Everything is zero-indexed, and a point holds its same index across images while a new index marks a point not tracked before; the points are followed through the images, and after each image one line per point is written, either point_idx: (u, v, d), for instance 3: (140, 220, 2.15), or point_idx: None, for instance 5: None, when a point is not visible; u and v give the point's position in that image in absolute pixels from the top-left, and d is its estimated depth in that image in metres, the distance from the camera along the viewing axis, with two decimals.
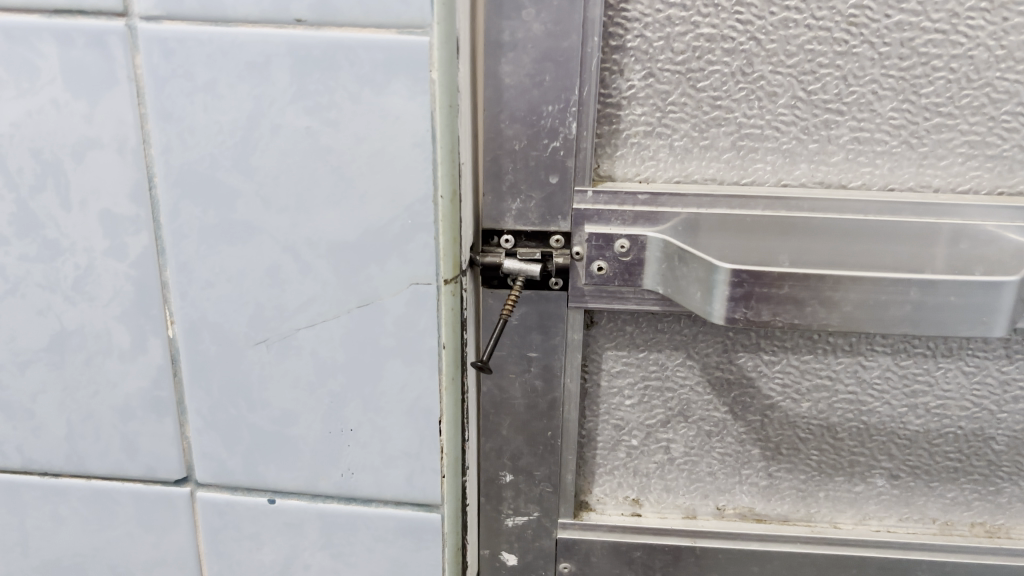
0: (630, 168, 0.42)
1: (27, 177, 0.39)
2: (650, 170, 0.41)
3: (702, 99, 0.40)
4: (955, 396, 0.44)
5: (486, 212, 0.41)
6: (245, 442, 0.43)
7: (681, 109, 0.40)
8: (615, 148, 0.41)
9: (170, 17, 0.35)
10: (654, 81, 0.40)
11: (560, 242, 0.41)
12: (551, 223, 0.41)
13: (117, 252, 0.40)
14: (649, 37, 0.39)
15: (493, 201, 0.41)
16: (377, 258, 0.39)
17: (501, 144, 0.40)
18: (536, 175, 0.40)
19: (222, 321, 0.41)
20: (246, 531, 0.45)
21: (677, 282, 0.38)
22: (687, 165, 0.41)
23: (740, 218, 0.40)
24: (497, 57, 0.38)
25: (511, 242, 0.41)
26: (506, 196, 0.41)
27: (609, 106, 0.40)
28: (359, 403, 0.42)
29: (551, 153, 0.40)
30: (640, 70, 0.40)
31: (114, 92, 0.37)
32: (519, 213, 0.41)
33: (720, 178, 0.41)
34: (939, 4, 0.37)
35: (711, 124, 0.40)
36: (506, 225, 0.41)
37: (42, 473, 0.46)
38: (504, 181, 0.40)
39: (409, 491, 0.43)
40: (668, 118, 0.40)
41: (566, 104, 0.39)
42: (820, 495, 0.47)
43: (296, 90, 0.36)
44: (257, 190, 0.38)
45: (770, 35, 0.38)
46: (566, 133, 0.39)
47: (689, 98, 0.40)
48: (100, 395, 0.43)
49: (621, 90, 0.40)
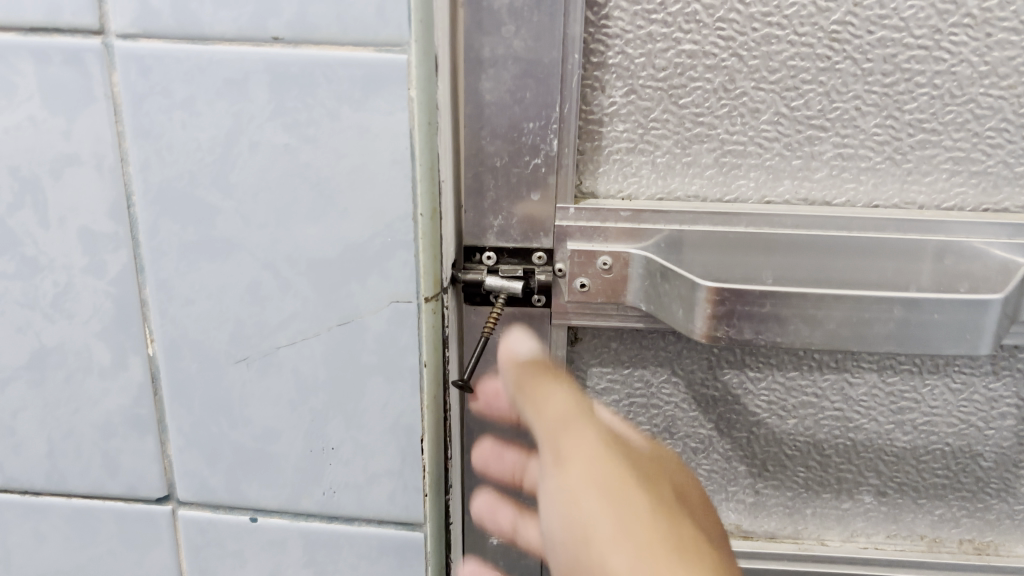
0: (613, 185, 0.41)
1: (5, 194, 0.39)
2: (633, 187, 0.41)
3: (685, 115, 0.39)
4: (942, 412, 0.43)
5: (468, 229, 0.41)
6: (227, 460, 0.43)
7: (663, 125, 0.40)
8: (598, 164, 0.41)
9: (146, 35, 0.35)
10: (636, 98, 0.39)
11: (542, 259, 0.41)
12: (534, 240, 0.41)
13: (96, 269, 0.40)
14: (631, 53, 0.39)
15: (475, 218, 0.40)
16: (358, 275, 0.38)
17: (482, 161, 0.39)
18: (518, 192, 0.40)
19: (203, 338, 0.41)
20: (229, 549, 0.45)
21: (661, 301, 0.38)
22: (669, 182, 0.41)
23: (722, 237, 0.39)
24: (478, 73, 0.38)
25: (493, 259, 0.41)
26: (487, 212, 0.40)
27: (591, 122, 0.40)
28: (341, 420, 0.41)
29: (533, 170, 0.39)
30: (621, 87, 0.39)
31: (92, 110, 0.37)
32: (502, 230, 0.41)
33: (703, 194, 0.41)
34: (921, 20, 0.37)
35: (694, 141, 0.40)
36: (488, 241, 0.41)
37: (23, 491, 0.45)
38: (486, 198, 0.40)
39: (392, 509, 0.43)
40: (650, 134, 0.40)
41: (547, 121, 0.38)
42: (807, 511, 0.46)
43: (275, 107, 0.36)
44: (236, 207, 0.38)
45: (752, 51, 0.38)
46: (547, 150, 0.39)
47: (671, 115, 0.39)
48: (80, 413, 0.43)
49: (603, 106, 0.40)
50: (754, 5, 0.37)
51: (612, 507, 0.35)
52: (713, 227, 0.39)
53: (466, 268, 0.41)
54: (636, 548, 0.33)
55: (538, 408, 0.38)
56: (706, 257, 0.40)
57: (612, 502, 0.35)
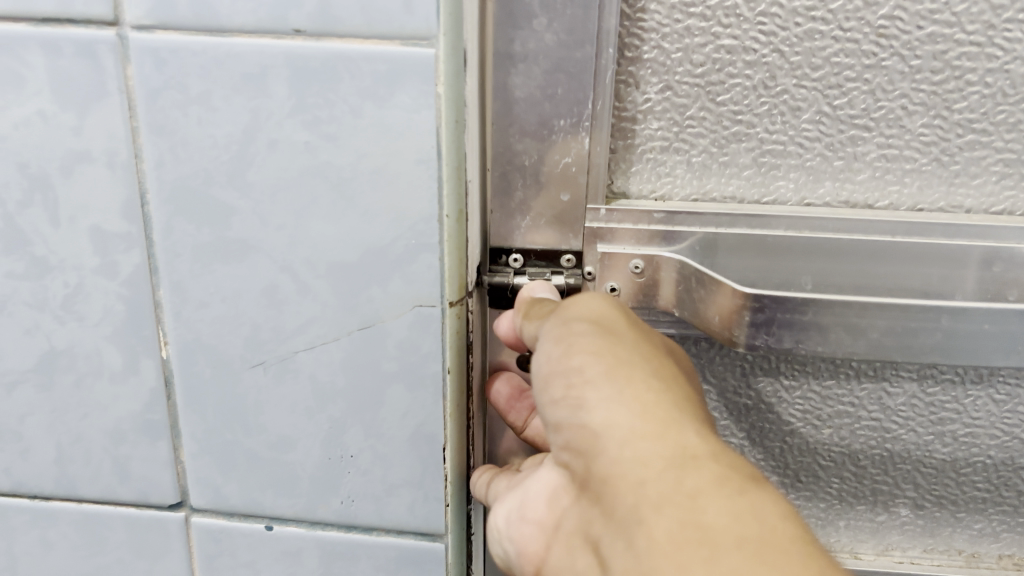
0: (646, 184, 0.40)
1: (13, 192, 0.37)
2: (667, 186, 0.40)
3: (723, 113, 0.38)
4: (985, 424, 0.41)
5: (492, 230, 0.39)
6: (241, 467, 0.42)
7: (699, 123, 0.38)
8: (630, 163, 0.39)
9: (162, 26, 0.34)
10: (672, 94, 0.38)
11: (571, 261, 0.39)
12: (562, 240, 0.39)
13: (108, 270, 0.38)
14: (667, 48, 0.37)
15: (500, 219, 0.39)
16: (379, 280, 0.37)
17: (511, 160, 0.38)
18: (548, 192, 0.38)
19: (218, 342, 0.39)
20: (243, 559, 0.44)
21: (696, 306, 0.36)
22: (705, 182, 0.39)
23: (763, 241, 0.38)
24: (507, 68, 0.36)
25: (519, 261, 0.40)
26: (515, 213, 0.39)
27: (624, 120, 0.38)
28: (360, 428, 0.40)
29: (563, 169, 0.38)
30: (656, 83, 0.37)
31: (105, 104, 0.35)
32: (529, 231, 0.39)
33: (741, 195, 0.39)
34: (974, 15, 0.35)
35: (731, 140, 0.38)
36: (515, 243, 0.39)
37: (32, 497, 0.44)
38: (514, 198, 0.38)
39: (412, 520, 0.42)
40: (685, 132, 0.38)
41: (579, 118, 0.37)
42: (841, 523, 0.45)
43: (295, 103, 0.34)
44: (255, 207, 0.36)
45: (794, 47, 0.36)
46: (578, 148, 0.37)
47: (709, 112, 0.38)
48: (90, 418, 0.42)
49: (636, 103, 0.38)
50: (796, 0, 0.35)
51: (605, 340, 0.32)
52: (751, 231, 0.38)
53: (491, 272, 0.40)
54: (621, 375, 0.30)
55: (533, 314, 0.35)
56: (740, 262, 0.38)
57: (607, 337, 0.32)
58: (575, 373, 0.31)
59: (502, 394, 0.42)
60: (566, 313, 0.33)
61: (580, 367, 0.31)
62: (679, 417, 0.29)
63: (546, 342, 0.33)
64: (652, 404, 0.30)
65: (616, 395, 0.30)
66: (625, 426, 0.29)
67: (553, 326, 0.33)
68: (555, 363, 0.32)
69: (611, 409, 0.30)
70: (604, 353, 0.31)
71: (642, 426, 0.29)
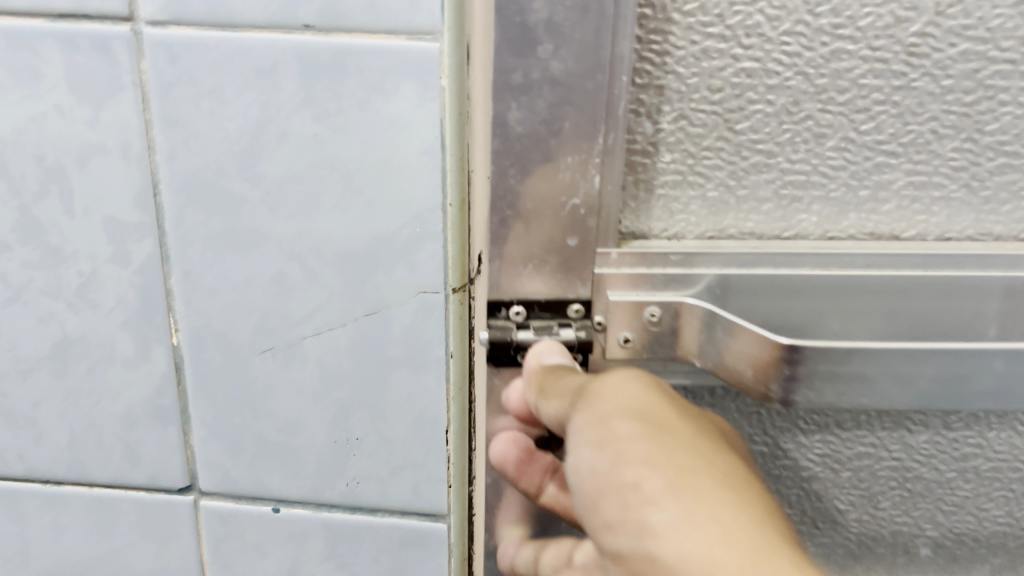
0: (658, 223, 0.39)
1: (30, 183, 0.37)
2: (680, 225, 0.38)
3: (742, 143, 0.37)
4: (1008, 458, 0.41)
5: (491, 281, 0.38)
6: (250, 451, 0.42)
7: (716, 155, 0.37)
8: (644, 199, 0.38)
9: (176, 21, 0.33)
10: (687, 124, 0.36)
11: (579, 311, 0.38)
12: (569, 287, 0.38)
13: (121, 259, 0.38)
14: (682, 73, 0.36)
15: (499, 269, 0.37)
16: (385, 268, 0.37)
17: (512, 204, 0.36)
18: (554, 237, 0.37)
19: (228, 329, 0.39)
20: (250, 541, 0.44)
21: (722, 355, 0.36)
22: (722, 219, 0.38)
23: (784, 280, 0.36)
24: (507, 100, 0.34)
25: (522, 313, 0.38)
26: (517, 262, 0.37)
27: (636, 153, 0.37)
28: (366, 413, 0.40)
29: (570, 211, 0.36)
30: (671, 111, 0.36)
31: (120, 97, 0.35)
32: (534, 279, 0.38)
33: (759, 231, 0.38)
34: (1008, 31, 0.35)
35: (750, 171, 0.37)
36: (516, 294, 0.38)
37: (44, 482, 0.43)
38: (513, 244, 0.37)
39: (415, 501, 0.42)
40: (700, 165, 0.37)
41: (588, 154, 0.35)
42: (859, 567, 0.44)
43: (304, 97, 0.34)
44: (264, 197, 0.36)
45: (819, 68, 0.35)
46: (586, 188, 0.36)
47: (726, 142, 0.37)
48: (102, 403, 0.41)
49: (648, 133, 0.37)
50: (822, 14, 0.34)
51: (654, 446, 0.32)
52: (770, 271, 0.37)
53: (492, 325, 0.38)
54: (688, 493, 0.30)
55: (549, 393, 0.35)
56: (758, 304, 0.37)
57: (657, 442, 0.32)
58: (634, 494, 0.31)
59: (510, 456, 0.41)
60: (597, 407, 0.33)
61: (637, 485, 0.31)
62: (766, 543, 0.28)
63: (585, 448, 0.33)
64: (725, 522, 0.29)
65: (688, 518, 0.30)
66: (705, 557, 0.29)
67: (588, 426, 0.33)
68: (607, 478, 0.32)
69: (683, 535, 0.29)
70: (661, 465, 0.31)
71: (725, 557, 0.28)
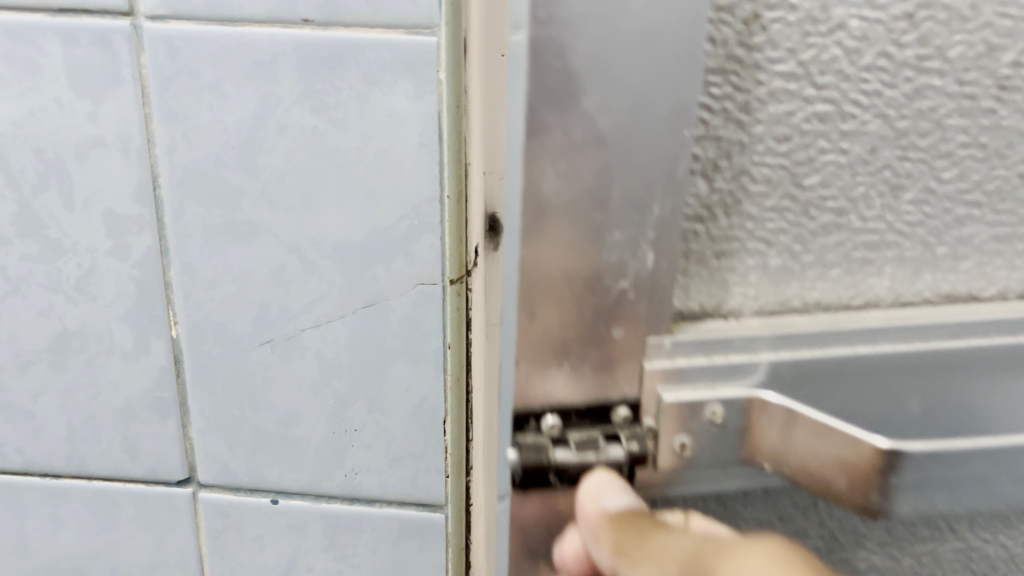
0: (710, 296, 0.38)
1: (29, 177, 0.39)
2: (738, 299, 0.38)
3: (810, 199, 0.37)
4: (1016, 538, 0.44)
5: (524, 381, 0.37)
6: (249, 443, 0.43)
7: (781, 215, 0.37)
8: (702, 276, 0.38)
9: (176, 16, 0.35)
10: (747, 179, 0.36)
11: (625, 416, 0.37)
12: (612, 391, 0.37)
13: (120, 252, 0.40)
14: (747, 122, 0.35)
15: (526, 375, 0.37)
16: (383, 260, 0.39)
17: (562, 287, 0.35)
18: (598, 324, 0.36)
19: (227, 321, 0.41)
20: (249, 533, 0.45)
21: (787, 437, 0.36)
22: (784, 290, 0.39)
23: (834, 364, 0.36)
24: (541, 164, 0.32)
25: (558, 426, 0.36)
26: (563, 352, 0.36)
27: (690, 218, 0.37)
28: (364, 403, 0.42)
29: (619, 294, 0.35)
30: (733, 167, 0.36)
31: (120, 92, 0.37)
32: (570, 382, 0.37)
33: (824, 299, 0.39)
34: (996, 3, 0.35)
35: (820, 232, 0.38)
36: (545, 402, 0.37)
37: (44, 475, 0.45)
38: (553, 319, 0.35)
39: (413, 491, 0.44)
40: (763, 229, 0.37)
41: (640, 229, 0.34)
42: None
43: (303, 90, 0.36)
44: (264, 189, 0.38)
45: (899, 110, 0.36)
46: (637, 267, 0.35)
47: (794, 199, 0.37)
48: (101, 396, 0.43)
49: (702, 194, 0.36)
50: (868, 56, 0.34)
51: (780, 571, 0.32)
52: (808, 327, 0.37)
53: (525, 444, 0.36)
54: None
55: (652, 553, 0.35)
56: (817, 391, 0.37)
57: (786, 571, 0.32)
58: None
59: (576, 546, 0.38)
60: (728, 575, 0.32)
61: None
62: None
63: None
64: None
65: None
66: None
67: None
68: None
69: None
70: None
71: None
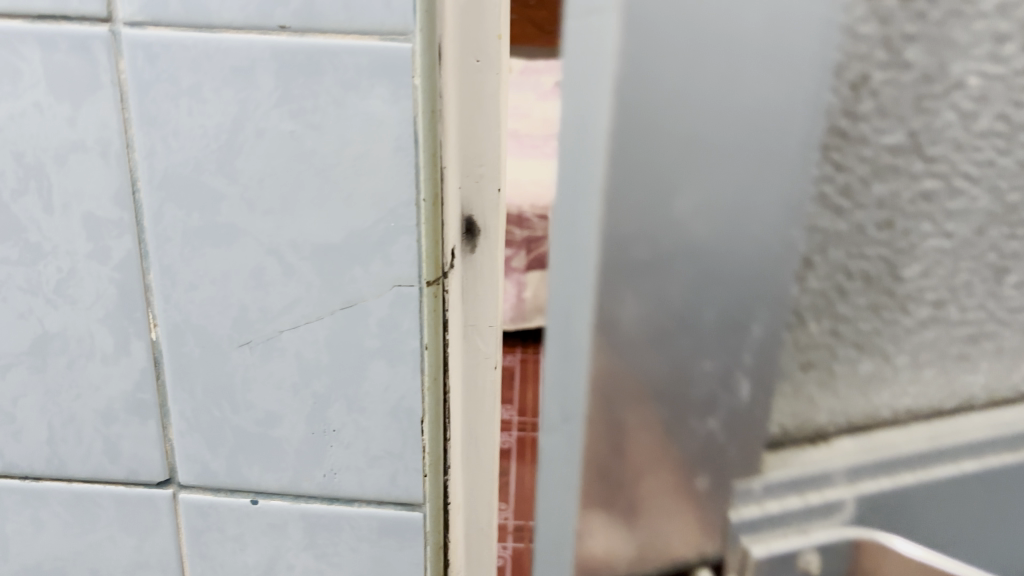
0: (801, 414, 0.31)
1: (9, 181, 0.39)
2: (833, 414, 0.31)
3: (905, 294, 0.30)
4: None
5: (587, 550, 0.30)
6: (229, 444, 0.44)
7: (886, 307, 0.30)
8: (806, 396, 0.30)
9: (153, 23, 0.36)
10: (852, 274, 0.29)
11: None
12: (689, 550, 0.30)
13: (100, 255, 0.40)
14: (854, 203, 0.27)
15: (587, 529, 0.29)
16: (360, 262, 0.39)
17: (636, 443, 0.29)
18: (682, 474, 0.29)
19: (207, 324, 0.41)
20: (229, 534, 0.46)
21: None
22: (877, 396, 0.32)
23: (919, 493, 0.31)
24: (622, 284, 0.25)
25: None
26: (640, 504, 0.29)
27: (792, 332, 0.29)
28: (343, 404, 0.42)
29: (708, 433, 0.28)
30: (833, 264, 0.28)
31: (99, 97, 0.37)
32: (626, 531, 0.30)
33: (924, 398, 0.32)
34: None
35: (921, 326, 0.31)
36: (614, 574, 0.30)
37: (23, 477, 0.45)
38: (625, 479, 0.29)
39: (392, 490, 0.44)
40: (867, 330, 0.30)
41: (734, 364, 0.28)
42: None
43: (281, 95, 0.37)
44: (242, 193, 0.39)
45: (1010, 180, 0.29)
46: (728, 402, 0.28)
47: (893, 292, 0.30)
48: (82, 398, 0.43)
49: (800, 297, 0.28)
50: (984, 120, 0.27)
51: None
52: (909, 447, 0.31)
53: None
54: None
55: None
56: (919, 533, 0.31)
57: None
58: None
59: None
60: None
61: None
62: None
63: None
64: None
65: None
66: None
67: None
68: None
69: None
70: None
71: None
